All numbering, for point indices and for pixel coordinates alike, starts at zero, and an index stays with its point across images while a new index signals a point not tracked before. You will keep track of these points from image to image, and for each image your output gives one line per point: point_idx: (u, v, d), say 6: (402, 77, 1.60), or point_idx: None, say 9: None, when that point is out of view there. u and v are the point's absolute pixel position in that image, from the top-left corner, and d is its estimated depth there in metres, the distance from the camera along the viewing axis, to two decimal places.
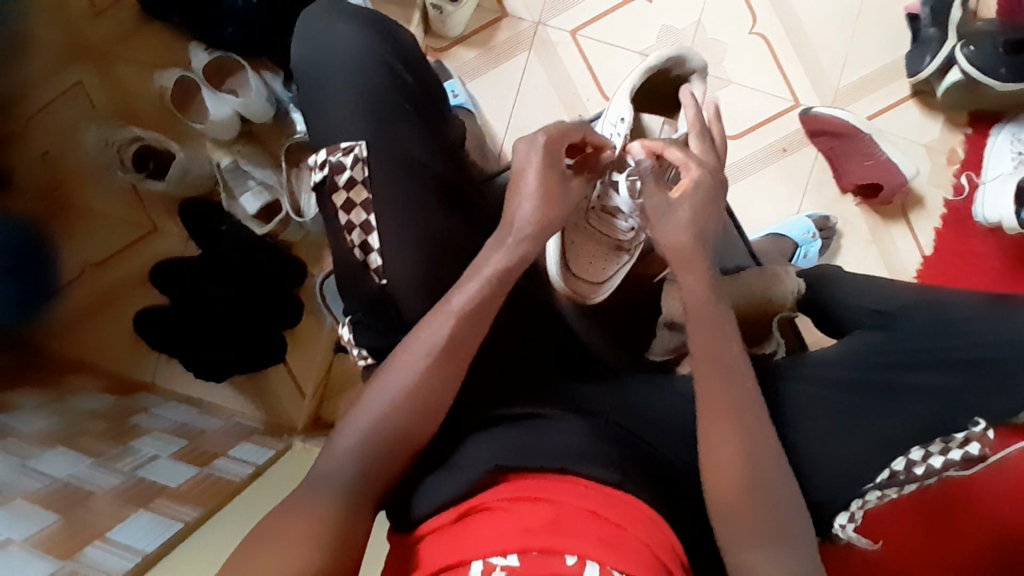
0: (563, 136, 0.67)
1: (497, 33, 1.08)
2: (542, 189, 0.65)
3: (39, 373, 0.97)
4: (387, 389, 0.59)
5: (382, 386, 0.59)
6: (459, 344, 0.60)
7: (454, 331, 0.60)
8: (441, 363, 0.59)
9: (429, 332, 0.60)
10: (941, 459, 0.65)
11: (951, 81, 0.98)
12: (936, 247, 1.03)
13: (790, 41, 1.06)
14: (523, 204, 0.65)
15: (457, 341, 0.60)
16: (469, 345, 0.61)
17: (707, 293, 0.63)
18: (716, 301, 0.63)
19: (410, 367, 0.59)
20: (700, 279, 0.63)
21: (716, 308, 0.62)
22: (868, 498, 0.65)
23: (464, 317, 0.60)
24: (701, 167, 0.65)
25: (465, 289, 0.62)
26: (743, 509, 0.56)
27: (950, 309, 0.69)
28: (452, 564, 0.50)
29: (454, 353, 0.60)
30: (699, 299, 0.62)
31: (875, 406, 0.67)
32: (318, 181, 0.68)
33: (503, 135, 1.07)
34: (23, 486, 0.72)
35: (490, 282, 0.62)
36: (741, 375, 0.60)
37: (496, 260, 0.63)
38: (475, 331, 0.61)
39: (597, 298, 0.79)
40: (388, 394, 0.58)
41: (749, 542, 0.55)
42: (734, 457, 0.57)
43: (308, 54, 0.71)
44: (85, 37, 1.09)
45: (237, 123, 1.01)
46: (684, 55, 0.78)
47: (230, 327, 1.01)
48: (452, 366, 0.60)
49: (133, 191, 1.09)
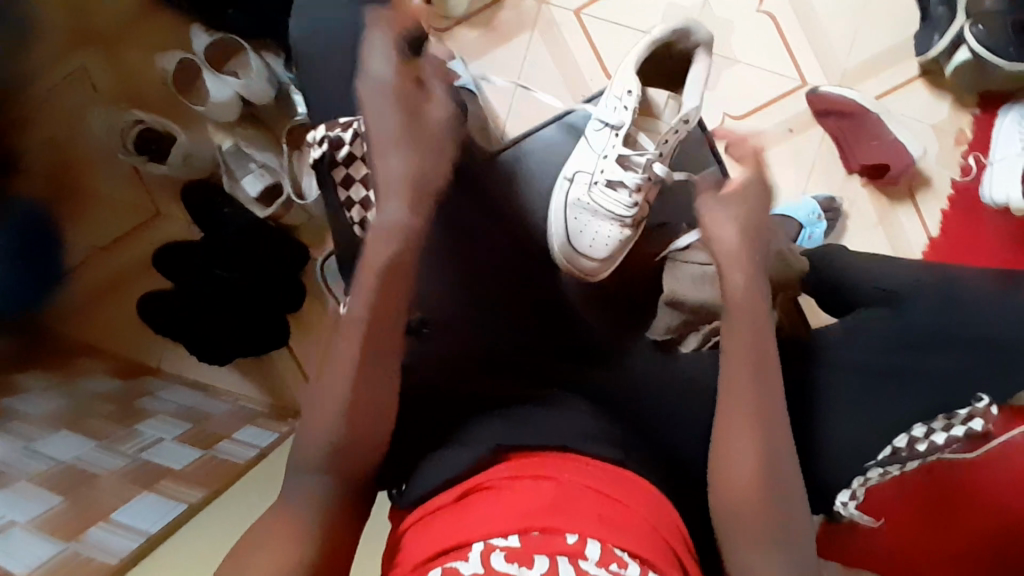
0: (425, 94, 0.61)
1: (500, 13, 1.07)
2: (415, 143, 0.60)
3: (44, 357, 0.98)
4: (333, 381, 0.55)
5: (327, 370, 0.56)
6: (382, 309, 0.56)
7: (369, 302, 0.56)
8: (368, 338, 0.56)
9: (343, 344, 0.56)
10: (943, 437, 0.66)
11: (960, 60, 0.96)
12: (943, 229, 1.02)
13: (798, 20, 1.05)
14: (390, 159, 0.59)
15: (378, 300, 0.56)
16: (392, 305, 0.57)
17: (749, 292, 0.60)
18: (756, 297, 0.60)
19: (345, 353, 0.56)
20: (746, 278, 0.61)
21: (760, 309, 0.60)
22: (871, 476, 0.66)
23: (375, 280, 0.56)
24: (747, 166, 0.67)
25: (360, 290, 0.56)
26: (749, 499, 0.54)
27: (959, 286, 0.68)
28: (450, 547, 0.49)
29: (380, 310, 0.56)
30: (744, 298, 0.60)
31: (879, 387, 0.66)
32: (317, 158, 0.68)
33: (505, 117, 1.06)
34: (28, 467, 0.73)
35: (378, 276, 0.56)
36: (770, 365, 0.58)
37: (386, 215, 0.58)
38: (399, 285, 0.57)
39: (602, 276, 0.82)
40: (332, 381, 0.55)
41: (757, 534, 0.53)
42: (735, 448, 0.55)
43: (308, 29, 0.70)
44: (88, 19, 1.09)
45: (239, 105, 1.01)
46: (690, 28, 0.76)
47: (227, 322, 1.01)
48: (387, 335, 0.56)
49: (134, 173, 1.09)
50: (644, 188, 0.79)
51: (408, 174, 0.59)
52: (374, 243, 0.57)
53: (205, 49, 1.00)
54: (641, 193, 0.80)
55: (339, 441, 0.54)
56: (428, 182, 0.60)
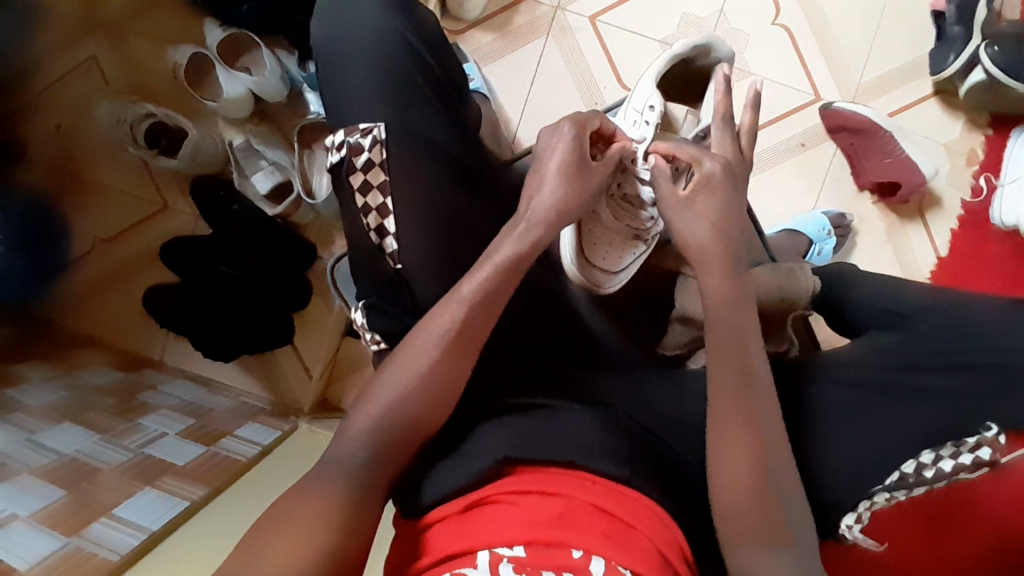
0: (585, 120, 0.67)
1: (516, 17, 1.08)
2: (564, 174, 0.65)
3: (47, 346, 0.98)
4: (396, 378, 0.58)
5: (393, 373, 0.58)
6: (471, 330, 0.60)
7: (464, 316, 0.59)
8: (448, 346, 0.59)
9: (407, 363, 0.58)
10: (950, 463, 0.62)
11: (974, 80, 0.96)
12: (952, 248, 1.01)
13: (814, 34, 1.05)
14: (543, 186, 0.65)
15: (470, 323, 0.59)
16: (478, 333, 0.60)
17: (727, 300, 0.58)
18: (745, 312, 0.58)
19: (422, 353, 0.59)
20: (718, 279, 0.58)
21: (752, 331, 0.58)
22: (876, 500, 0.63)
23: (473, 303, 0.60)
24: (716, 160, 0.62)
25: (474, 277, 0.61)
26: (762, 526, 0.52)
27: (965, 311, 0.67)
28: (460, 553, 0.50)
29: (459, 338, 0.59)
30: (721, 296, 0.58)
31: (888, 419, 0.64)
32: (335, 163, 0.66)
33: (517, 122, 1.07)
34: (28, 460, 0.73)
35: (482, 293, 0.60)
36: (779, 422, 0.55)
37: (508, 246, 0.63)
38: (494, 306, 0.61)
39: (609, 289, 0.79)
40: (395, 383, 0.58)
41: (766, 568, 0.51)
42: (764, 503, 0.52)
43: (329, 30, 0.69)
44: (100, 9, 1.08)
45: (251, 101, 1.00)
46: (710, 45, 0.78)
47: (235, 326, 1.01)
48: (461, 350, 0.59)
49: (144, 167, 1.08)
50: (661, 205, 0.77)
51: (553, 205, 0.64)
52: (494, 244, 0.64)
53: (217, 45, 0.99)
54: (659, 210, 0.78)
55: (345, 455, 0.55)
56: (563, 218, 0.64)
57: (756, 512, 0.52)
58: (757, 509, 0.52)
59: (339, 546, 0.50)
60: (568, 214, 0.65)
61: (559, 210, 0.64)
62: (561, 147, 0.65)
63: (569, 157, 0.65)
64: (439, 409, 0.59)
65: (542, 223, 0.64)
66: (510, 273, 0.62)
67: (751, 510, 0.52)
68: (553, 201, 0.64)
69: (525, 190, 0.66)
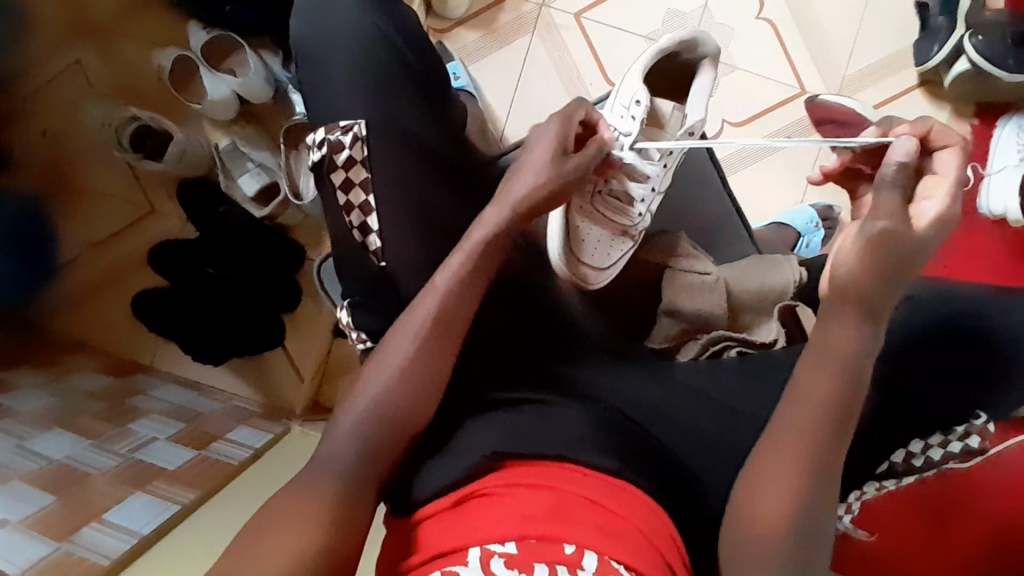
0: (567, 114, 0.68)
1: (501, 15, 1.08)
2: (539, 164, 0.65)
3: (37, 353, 0.98)
4: (383, 371, 0.58)
5: (378, 366, 0.59)
6: (454, 322, 0.60)
7: (444, 303, 0.60)
8: (428, 338, 0.59)
9: (391, 355, 0.59)
10: (940, 451, 0.63)
11: (959, 70, 0.96)
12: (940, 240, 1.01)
13: (798, 26, 1.05)
14: (520, 179, 0.65)
15: (453, 310, 0.60)
16: (465, 325, 0.61)
17: (836, 353, 0.51)
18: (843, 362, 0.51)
19: (405, 342, 0.59)
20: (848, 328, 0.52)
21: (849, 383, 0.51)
22: (866, 489, 0.64)
23: (451, 289, 0.60)
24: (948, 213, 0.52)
25: (450, 265, 0.62)
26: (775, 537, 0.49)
27: None
28: (450, 550, 0.50)
29: (443, 331, 0.60)
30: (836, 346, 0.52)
31: (894, 414, 0.62)
32: (315, 161, 0.65)
33: (505, 119, 1.07)
34: (19, 467, 0.72)
35: (456, 281, 0.61)
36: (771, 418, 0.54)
37: (479, 232, 0.63)
38: (473, 297, 0.61)
39: (598, 285, 0.79)
40: (382, 376, 0.58)
41: None
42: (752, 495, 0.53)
43: (307, 30, 0.69)
44: (84, 14, 1.07)
45: (237, 103, 1.00)
46: (696, 38, 0.77)
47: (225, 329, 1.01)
48: (442, 343, 0.59)
49: (132, 172, 1.08)
50: (648, 199, 0.79)
51: (527, 195, 0.64)
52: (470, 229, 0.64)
53: (203, 47, 1.00)
54: (645, 204, 0.80)
55: (334, 461, 0.54)
56: (534, 208, 0.64)
57: (778, 517, 0.49)
58: (781, 514, 0.49)
59: (328, 544, 0.50)
60: (540, 203, 0.65)
61: (532, 199, 0.64)
62: (541, 141, 0.66)
63: (546, 150, 0.65)
64: (429, 402, 0.58)
65: (513, 214, 0.64)
66: (492, 260, 0.63)
67: (771, 516, 0.49)
68: (525, 189, 0.64)
69: (503, 184, 0.67)
